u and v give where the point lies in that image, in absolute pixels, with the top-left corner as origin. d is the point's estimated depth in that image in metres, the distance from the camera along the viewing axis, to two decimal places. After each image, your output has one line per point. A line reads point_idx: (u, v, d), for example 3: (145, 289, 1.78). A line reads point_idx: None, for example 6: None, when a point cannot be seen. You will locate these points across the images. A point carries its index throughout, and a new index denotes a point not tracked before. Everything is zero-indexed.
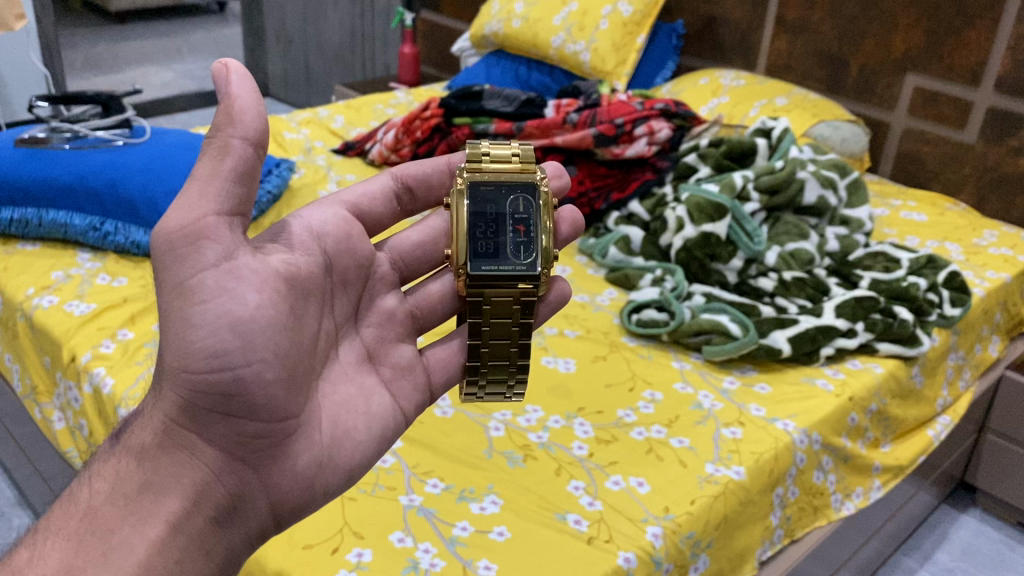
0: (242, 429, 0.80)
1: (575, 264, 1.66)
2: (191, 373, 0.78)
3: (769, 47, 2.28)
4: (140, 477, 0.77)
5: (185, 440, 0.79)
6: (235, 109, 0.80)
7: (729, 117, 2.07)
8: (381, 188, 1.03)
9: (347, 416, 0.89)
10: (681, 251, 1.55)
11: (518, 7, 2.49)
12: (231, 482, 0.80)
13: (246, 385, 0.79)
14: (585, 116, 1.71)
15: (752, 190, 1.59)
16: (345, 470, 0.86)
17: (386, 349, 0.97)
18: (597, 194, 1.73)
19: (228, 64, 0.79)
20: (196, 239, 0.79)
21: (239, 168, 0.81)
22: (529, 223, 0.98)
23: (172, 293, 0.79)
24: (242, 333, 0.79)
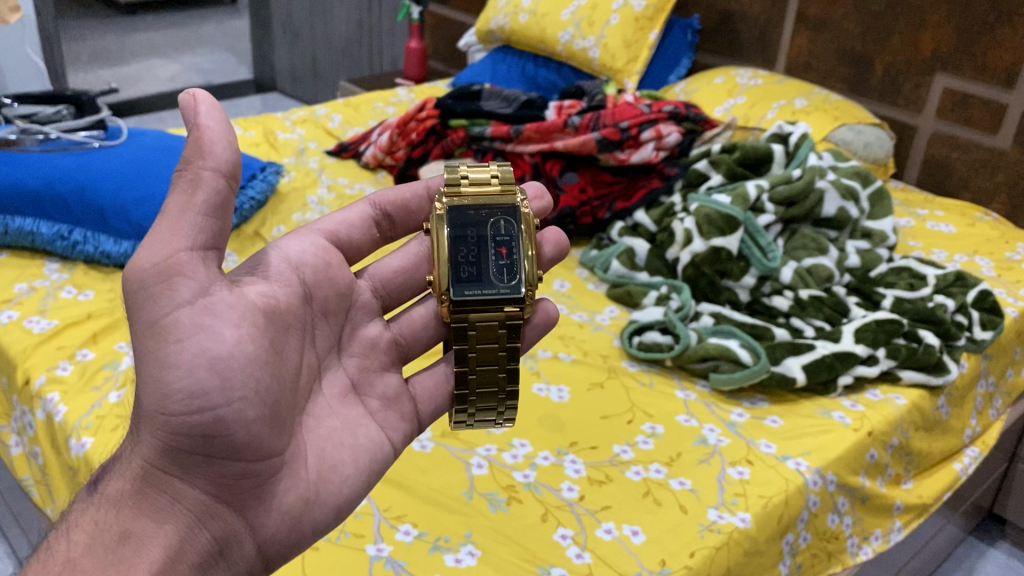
0: (226, 471, 0.75)
1: (575, 278, 1.55)
2: (171, 416, 0.73)
3: (789, 44, 2.16)
4: (120, 525, 0.71)
5: (166, 484, 0.74)
6: (205, 141, 0.76)
7: (745, 119, 1.95)
8: (359, 215, 1.00)
9: (334, 450, 0.84)
10: (688, 267, 1.44)
11: (525, 1, 2.38)
12: (216, 526, 0.75)
13: (228, 425, 0.74)
14: (588, 119, 1.60)
15: (767, 202, 1.47)
16: (334, 505, 0.82)
17: (371, 379, 0.93)
18: (600, 203, 1.62)
19: (197, 96, 0.77)
20: (168, 274, 0.74)
21: (212, 201, 0.77)
22: (512, 245, 0.91)
23: (150, 331, 0.74)
24: (221, 371, 0.74)
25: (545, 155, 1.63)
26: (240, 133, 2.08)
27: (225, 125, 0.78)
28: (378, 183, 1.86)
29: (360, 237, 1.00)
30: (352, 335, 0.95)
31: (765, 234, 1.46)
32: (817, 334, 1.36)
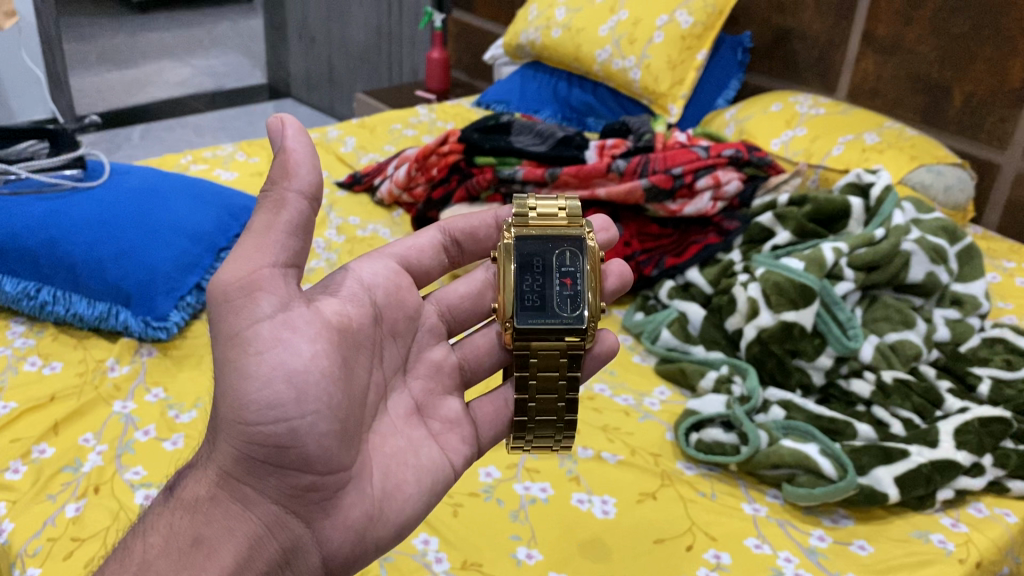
0: (295, 482, 0.74)
1: (618, 348, 1.34)
2: (247, 426, 0.72)
3: (853, 67, 1.93)
4: (194, 529, 0.71)
5: (239, 492, 0.74)
6: (292, 161, 0.75)
7: (806, 154, 1.73)
8: (429, 241, 0.97)
9: (397, 468, 0.82)
10: (753, 344, 1.24)
11: (559, 13, 2.17)
12: (285, 535, 0.75)
13: (300, 437, 0.73)
14: (635, 163, 1.39)
15: (845, 267, 1.26)
16: (396, 524, 0.79)
17: (434, 403, 0.90)
18: (646, 257, 1.42)
19: (283, 118, 0.76)
20: (251, 289, 0.74)
21: (295, 221, 0.76)
22: (577, 276, 0.87)
23: (230, 345, 0.74)
24: (298, 384, 0.73)
25: (584, 202, 1.42)
26: (243, 160, 1.89)
27: (310, 148, 0.77)
28: (394, 223, 1.66)
29: (429, 264, 0.97)
30: (418, 356, 0.92)
31: (844, 306, 1.25)
32: (905, 437, 1.13)
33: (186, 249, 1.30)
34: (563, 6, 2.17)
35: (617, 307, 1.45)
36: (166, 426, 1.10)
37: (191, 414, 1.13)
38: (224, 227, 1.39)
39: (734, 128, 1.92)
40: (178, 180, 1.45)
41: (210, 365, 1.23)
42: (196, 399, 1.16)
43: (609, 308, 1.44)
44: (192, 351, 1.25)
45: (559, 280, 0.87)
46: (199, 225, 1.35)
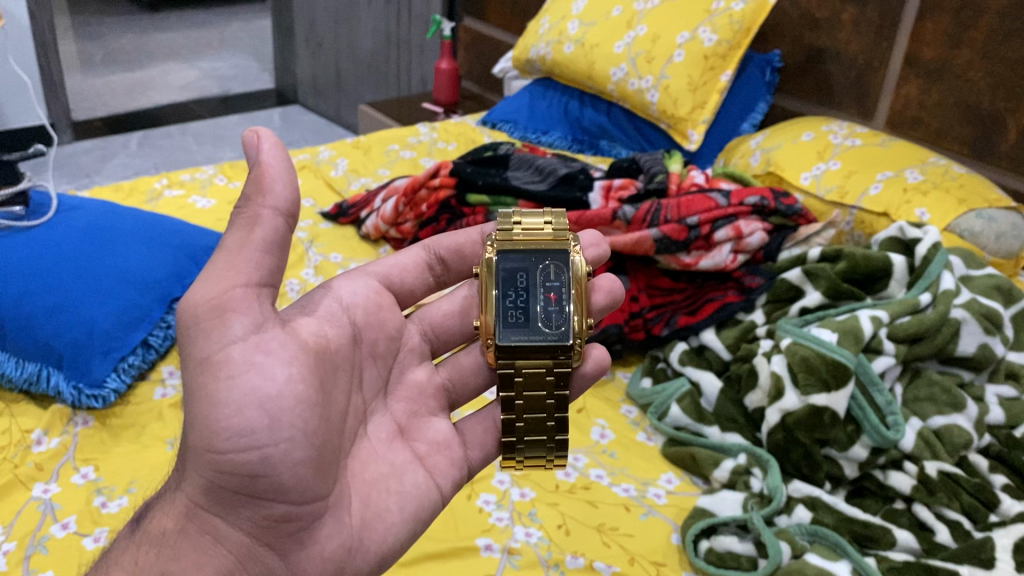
0: (268, 512, 0.67)
1: (619, 422, 1.16)
2: (215, 454, 0.66)
3: (893, 92, 1.73)
4: (159, 565, 0.65)
5: (208, 524, 0.68)
6: (268, 177, 0.71)
7: (840, 191, 1.54)
8: (412, 260, 0.90)
9: (379, 496, 0.75)
10: (777, 430, 1.06)
11: (572, 27, 2.00)
12: (258, 570, 0.68)
13: (273, 466, 0.66)
14: (645, 210, 1.22)
15: (885, 339, 1.09)
16: (377, 556, 0.73)
17: (419, 425, 0.83)
18: (656, 314, 1.25)
19: (260, 132, 0.72)
20: (221, 310, 0.68)
21: (271, 240, 0.71)
22: (562, 291, 0.83)
23: (196, 368, 0.67)
24: (271, 411, 0.67)
25: None
26: (223, 184, 1.73)
27: (287, 164, 0.72)
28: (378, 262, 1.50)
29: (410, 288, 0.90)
30: (400, 377, 0.85)
31: (884, 387, 1.07)
32: (951, 553, 0.94)
33: (131, 300, 1.15)
34: (577, 18, 2.01)
35: (620, 369, 1.27)
36: (89, 519, 0.95)
37: (121, 502, 0.97)
38: (181, 272, 1.24)
39: (760, 157, 1.73)
40: (135, 217, 1.30)
41: (148, 437, 1.07)
42: (130, 482, 1.00)
43: (611, 370, 1.27)
44: (133, 420, 1.09)
45: (544, 294, 0.82)
46: (151, 271, 1.20)
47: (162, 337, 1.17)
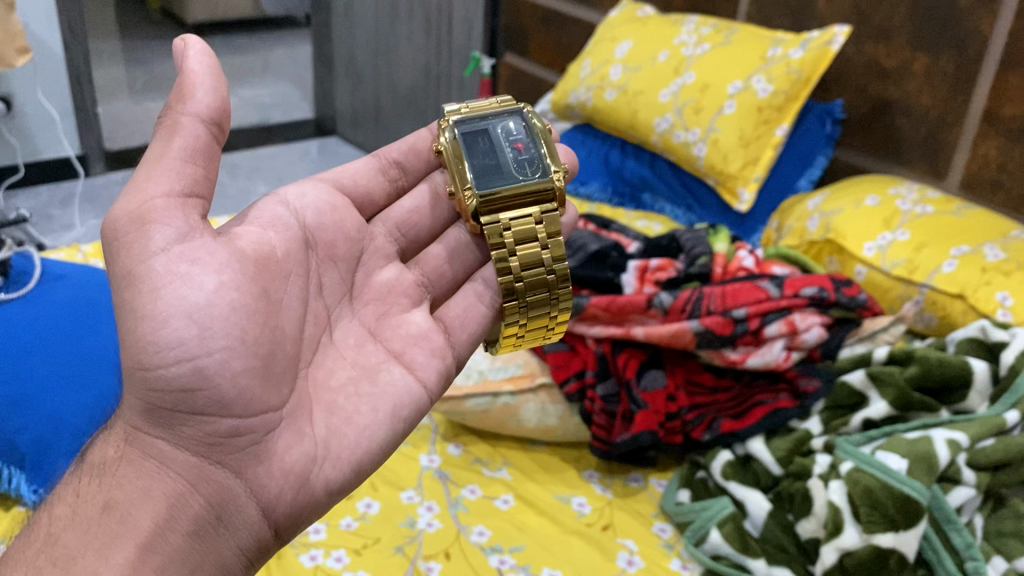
0: (212, 429, 0.64)
1: (651, 544, 1.02)
2: (147, 372, 0.62)
3: (971, 150, 1.52)
4: (103, 495, 0.60)
5: (149, 447, 0.63)
6: (188, 85, 0.68)
7: (908, 265, 1.35)
8: (364, 166, 0.86)
9: (345, 403, 0.71)
10: (833, 572, 0.90)
11: (614, 72, 1.87)
12: (211, 490, 0.63)
13: (209, 378, 0.63)
14: (685, 298, 1.11)
15: (965, 466, 0.93)
16: (349, 464, 0.68)
17: (391, 324, 0.79)
18: (696, 416, 1.10)
19: (187, 39, 0.69)
20: (142, 221, 0.64)
21: (192, 147, 0.67)
22: (528, 140, 0.85)
23: (126, 283, 0.64)
24: (200, 321, 0.64)
25: (618, 341, 1.13)
26: None
27: (216, 73, 0.69)
28: None
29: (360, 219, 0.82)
30: (367, 280, 0.81)
31: (964, 525, 0.91)
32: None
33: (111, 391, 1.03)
34: (620, 62, 1.88)
35: (656, 476, 1.15)
36: None
37: None
38: None
39: (818, 222, 1.53)
40: None
41: None
42: None
43: (645, 476, 1.15)
44: None
45: (510, 146, 0.84)
46: None
47: None
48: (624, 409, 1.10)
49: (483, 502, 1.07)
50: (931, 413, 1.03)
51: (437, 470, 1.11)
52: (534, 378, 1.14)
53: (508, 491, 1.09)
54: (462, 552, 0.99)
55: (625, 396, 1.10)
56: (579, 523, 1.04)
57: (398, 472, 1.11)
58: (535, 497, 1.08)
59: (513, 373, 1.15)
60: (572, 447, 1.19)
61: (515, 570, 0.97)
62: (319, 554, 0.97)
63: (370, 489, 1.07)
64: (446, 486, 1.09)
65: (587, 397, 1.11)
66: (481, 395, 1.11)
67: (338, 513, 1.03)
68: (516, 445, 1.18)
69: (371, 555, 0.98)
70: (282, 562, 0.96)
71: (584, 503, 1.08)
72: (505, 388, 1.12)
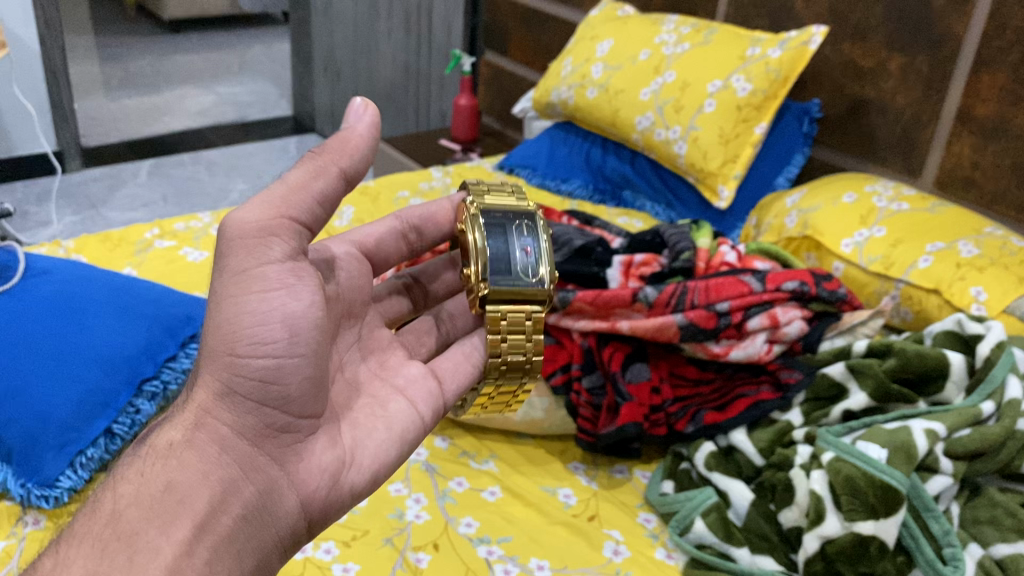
0: (270, 422, 0.68)
1: (636, 534, 1.04)
2: (236, 359, 0.67)
3: (945, 149, 1.55)
4: (164, 476, 0.62)
5: (212, 431, 0.66)
6: (352, 144, 0.74)
7: (885, 262, 1.38)
8: (390, 228, 0.89)
9: (367, 419, 0.75)
10: (815, 559, 0.93)
11: (596, 70, 1.89)
12: (260, 479, 0.66)
13: (284, 376, 0.68)
14: (669, 292, 1.12)
15: (942, 455, 0.96)
16: (371, 472, 0.73)
17: (394, 368, 0.82)
18: (680, 408, 1.13)
19: (366, 104, 0.76)
20: (267, 234, 0.69)
21: (327, 192, 0.73)
22: (536, 248, 0.86)
23: (230, 279, 0.68)
24: (292, 328, 0.69)
25: (603, 335, 1.15)
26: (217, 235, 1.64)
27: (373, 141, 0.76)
28: None
29: (361, 267, 0.86)
30: (370, 335, 0.85)
31: (941, 513, 0.94)
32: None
33: (94, 382, 1.03)
34: (601, 61, 1.89)
35: (640, 468, 1.17)
36: None
37: None
38: (154, 346, 1.12)
39: (796, 219, 1.56)
40: (109, 283, 1.19)
41: None
42: None
43: (629, 468, 1.17)
44: None
45: (521, 248, 0.85)
46: (120, 346, 1.09)
47: (127, 422, 1.04)
48: (609, 401, 1.12)
49: (470, 494, 1.08)
50: (909, 404, 1.05)
51: (424, 462, 1.13)
52: None
53: (494, 482, 1.11)
54: (450, 543, 1.00)
55: (610, 388, 1.12)
56: (565, 514, 1.06)
57: None
58: (522, 489, 1.10)
59: None
60: (557, 440, 1.20)
61: (503, 561, 0.98)
62: (308, 546, 0.98)
63: None
64: (434, 478, 1.10)
65: (573, 389, 1.12)
66: None
67: None
68: (503, 438, 1.19)
69: (361, 547, 0.99)
70: None
71: (569, 495, 1.10)
72: None
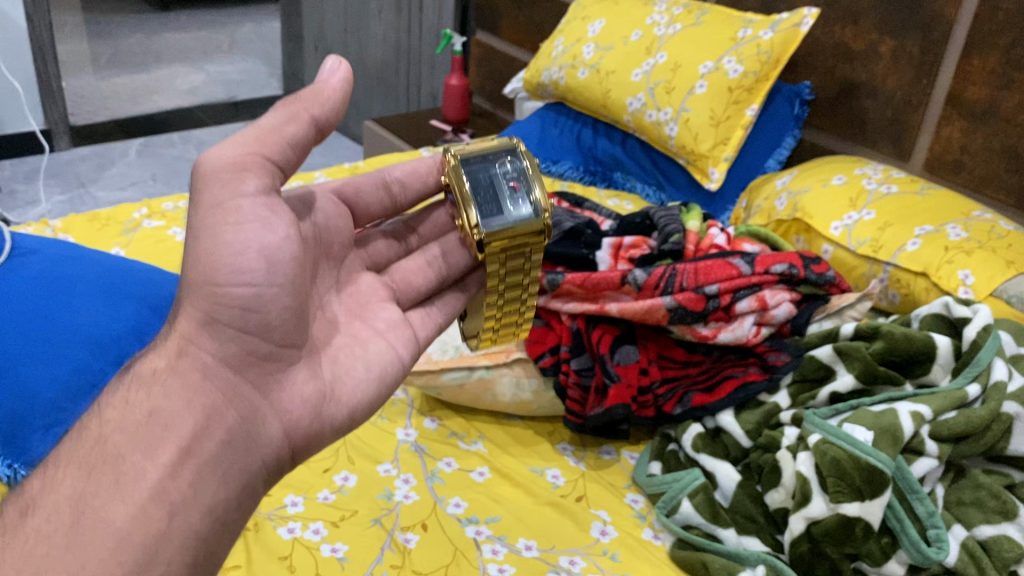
0: (253, 349, 0.68)
1: (624, 515, 1.06)
2: (216, 288, 0.67)
3: (934, 132, 1.56)
4: (148, 402, 0.60)
5: (197, 358, 0.65)
6: (326, 95, 0.74)
7: (874, 244, 1.38)
8: (368, 179, 0.87)
9: (346, 357, 0.75)
10: (801, 540, 0.94)
11: (587, 51, 1.88)
12: (244, 406, 0.65)
13: (264, 303, 0.68)
14: (658, 274, 1.12)
15: (927, 437, 0.97)
16: (350, 406, 0.72)
17: (373, 308, 0.81)
18: (667, 390, 1.13)
19: (342, 61, 0.76)
20: (240, 169, 0.69)
21: (300, 137, 0.73)
22: (523, 179, 0.82)
23: (205, 212, 0.68)
24: (269, 260, 0.69)
25: (592, 317, 1.15)
26: None
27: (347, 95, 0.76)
28: None
29: (340, 214, 0.84)
30: (349, 278, 0.83)
31: (926, 494, 0.95)
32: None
33: (82, 362, 1.03)
34: (593, 41, 1.88)
35: (628, 449, 1.18)
36: None
37: None
38: (143, 327, 1.11)
39: (786, 201, 1.56)
40: (97, 264, 1.19)
41: None
42: None
43: (617, 449, 1.17)
44: None
45: (508, 185, 0.81)
46: (108, 326, 1.08)
47: None
48: (598, 383, 1.12)
49: (459, 474, 1.09)
50: (895, 386, 1.06)
51: (413, 443, 1.13)
52: (509, 354, 1.15)
53: (483, 463, 1.11)
54: (438, 523, 1.01)
55: (599, 370, 1.12)
56: (553, 494, 1.07)
57: (374, 445, 1.12)
58: (511, 469, 1.11)
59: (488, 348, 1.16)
60: (545, 421, 1.21)
61: (491, 541, 0.99)
62: (297, 526, 0.99)
63: (347, 463, 1.09)
64: (422, 459, 1.11)
65: (562, 371, 1.13)
66: (456, 369, 1.13)
67: (315, 486, 1.05)
68: (492, 419, 1.20)
69: (349, 527, 0.99)
70: (260, 536, 0.97)
71: (558, 475, 1.11)
72: (480, 362, 1.14)
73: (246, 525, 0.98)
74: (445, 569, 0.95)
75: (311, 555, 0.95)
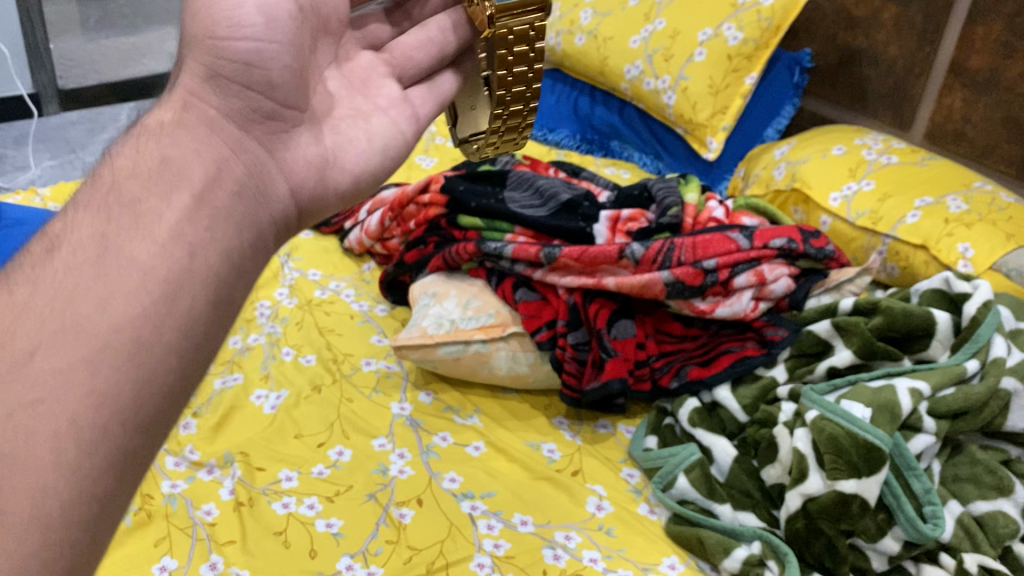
0: (258, 106, 0.64)
1: (619, 490, 1.05)
2: (216, 42, 0.63)
3: (936, 102, 1.53)
4: (158, 152, 0.57)
5: (202, 111, 0.62)
6: None
7: (873, 216, 1.37)
8: None
9: (353, 129, 0.71)
10: (797, 516, 0.94)
11: (584, 17, 1.85)
12: (248, 156, 0.62)
13: (266, 59, 0.64)
14: (656, 249, 1.10)
15: (925, 414, 0.96)
16: (354, 175, 0.69)
17: (373, 82, 0.77)
18: (664, 364, 1.13)
19: None
20: None
21: None
22: None
23: None
24: (267, 14, 0.65)
25: (589, 291, 1.13)
26: None
27: None
28: (360, 280, 1.40)
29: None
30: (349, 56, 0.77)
31: (923, 471, 0.94)
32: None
33: None
34: (590, 7, 1.85)
35: (624, 423, 1.17)
36: None
37: None
38: None
39: (785, 171, 1.54)
40: None
41: None
42: None
43: (613, 423, 1.17)
44: None
45: None
46: None
47: None
48: (594, 357, 1.11)
49: (454, 448, 1.08)
50: (894, 362, 1.05)
51: (408, 417, 1.12)
52: (505, 328, 1.14)
53: (478, 437, 1.11)
54: (434, 497, 1.01)
55: (595, 344, 1.11)
56: (549, 469, 1.07)
57: (368, 419, 1.11)
58: (506, 443, 1.10)
59: (484, 322, 1.14)
60: (541, 395, 1.20)
61: (487, 516, 0.99)
62: (291, 501, 0.98)
63: (342, 437, 1.08)
64: (417, 434, 1.10)
65: (558, 346, 1.11)
66: (452, 344, 1.12)
67: (310, 461, 1.04)
68: (488, 393, 1.19)
69: (344, 502, 0.99)
70: (255, 511, 0.97)
71: (553, 450, 1.10)
72: (475, 337, 1.12)
73: (240, 500, 0.98)
74: (441, 545, 0.95)
75: (306, 531, 0.95)
